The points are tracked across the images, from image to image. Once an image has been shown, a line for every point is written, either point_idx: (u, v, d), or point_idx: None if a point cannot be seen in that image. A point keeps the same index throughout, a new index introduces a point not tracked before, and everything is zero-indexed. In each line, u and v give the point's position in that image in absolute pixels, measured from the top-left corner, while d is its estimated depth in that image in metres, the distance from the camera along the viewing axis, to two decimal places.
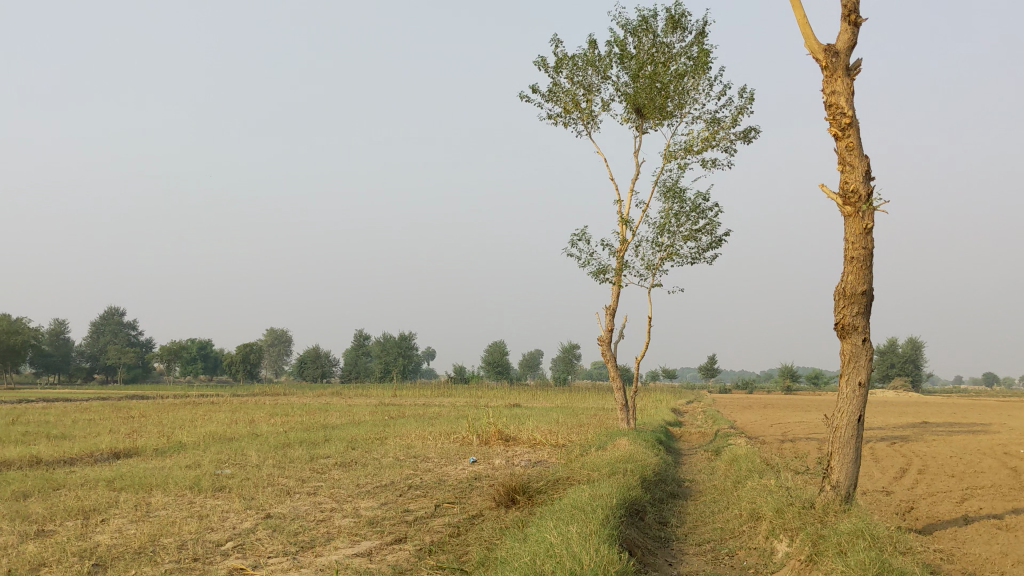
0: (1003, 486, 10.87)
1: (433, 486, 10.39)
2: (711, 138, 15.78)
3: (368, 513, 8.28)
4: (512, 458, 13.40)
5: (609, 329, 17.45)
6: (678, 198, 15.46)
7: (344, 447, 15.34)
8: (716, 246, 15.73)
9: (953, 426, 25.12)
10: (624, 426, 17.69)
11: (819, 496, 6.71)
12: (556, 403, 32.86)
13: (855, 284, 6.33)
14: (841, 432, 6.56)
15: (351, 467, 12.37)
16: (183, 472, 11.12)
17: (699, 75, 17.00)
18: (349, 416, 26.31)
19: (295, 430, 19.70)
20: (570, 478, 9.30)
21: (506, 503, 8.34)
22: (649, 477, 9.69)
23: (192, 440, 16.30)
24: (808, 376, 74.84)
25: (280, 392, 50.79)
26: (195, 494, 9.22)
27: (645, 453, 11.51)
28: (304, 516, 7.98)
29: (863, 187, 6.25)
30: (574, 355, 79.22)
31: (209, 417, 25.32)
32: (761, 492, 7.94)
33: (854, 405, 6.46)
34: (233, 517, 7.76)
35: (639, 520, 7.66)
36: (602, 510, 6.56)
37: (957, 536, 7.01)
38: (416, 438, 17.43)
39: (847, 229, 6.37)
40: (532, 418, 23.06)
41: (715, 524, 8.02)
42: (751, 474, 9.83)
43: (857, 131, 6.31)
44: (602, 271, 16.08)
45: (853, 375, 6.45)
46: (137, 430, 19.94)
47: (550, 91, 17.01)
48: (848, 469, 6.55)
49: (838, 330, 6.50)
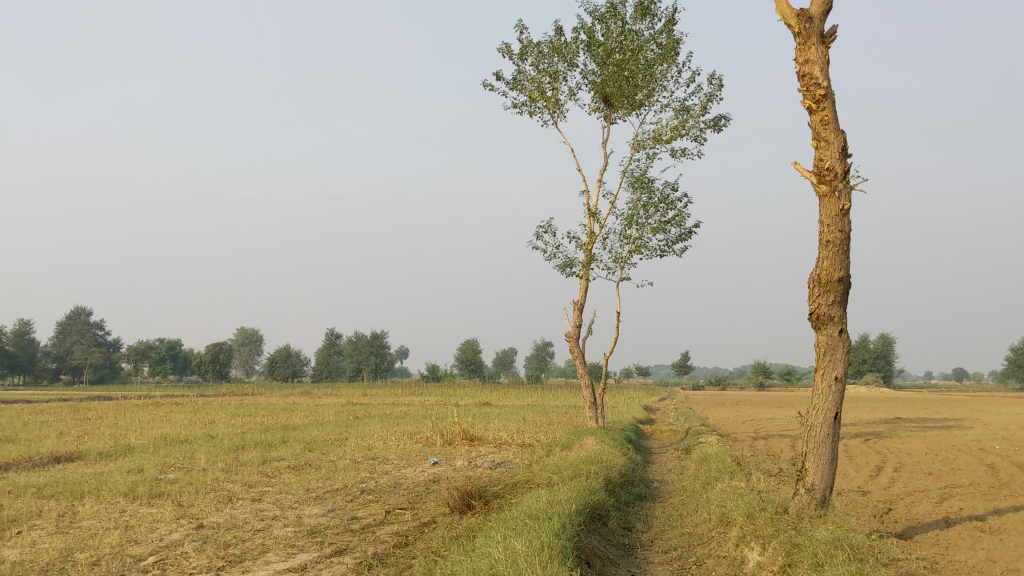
0: (982, 484, 10.49)
1: (387, 490, 9.82)
2: (679, 126, 15.30)
3: (312, 522, 7.70)
4: (475, 459, 12.86)
5: (576, 325, 16.94)
6: (646, 188, 14.97)
7: (301, 449, 14.73)
8: (685, 238, 15.24)
9: (926, 422, 24.84)
10: (592, 424, 17.21)
11: (793, 499, 6.22)
12: (527, 401, 32.46)
13: (830, 270, 5.82)
14: (816, 431, 6.06)
15: (305, 470, 11.77)
16: (124, 477, 10.48)
17: (668, 63, 16.50)
18: (314, 416, 25.56)
19: (254, 431, 19.01)
20: (530, 481, 8.76)
21: (462, 508, 7.79)
22: (615, 478, 9.18)
23: (142, 443, 15.60)
24: (781, 373, 74.80)
25: (248, 392, 49.79)
26: (128, 502, 8.59)
27: (613, 454, 10.98)
28: (240, 526, 7.38)
29: (838, 164, 5.75)
30: (547, 353, 78.67)
31: (169, 418, 24.60)
32: (731, 496, 7.44)
33: (830, 401, 5.96)
34: (163, 528, 7.16)
35: (600, 526, 7.12)
36: (558, 517, 6.01)
37: (939, 540, 6.56)
38: (378, 438, 16.84)
39: (823, 210, 5.85)
40: (501, 416, 22.54)
41: (682, 529, 7.53)
42: (721, 474, 9.32)
43: (833, 103, 5.82)
44: (569, 264, 15.56)
45: (829, 369, 5.95)
46: (88, 433, 19.17)
47: (514, 79, 16.46)
48: (824, 471, 6.04)
49: (814, 320, 6.01)
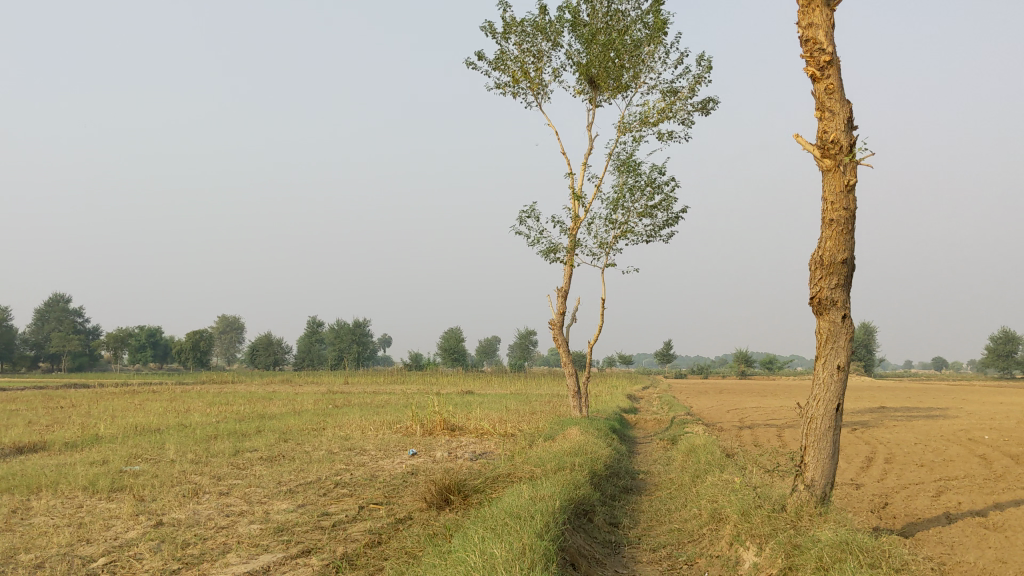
0: (977, 476, 10.15)
1: (362, 484, 9.39)
2: (667, 109, 14.89)
3: (280, 519, 7.26)
4: (455, 450, 12.45)
5: (560, 312, 16.54)
6: (633, 172, 14.56)
7: (276, 439, 14.27)
8: (672, 223, 14.85)
9: (910, 410, 24.72)
10: (577, 413, 16.84)
11: (791, 496, 5.84)
12: (510, 390, 32.12)
13: (833, 252, 5.42)
14: (817, 423, 5.67)
15: (277, 462, 11.32)
16: (86, 469, 10.00)
17: (655, 44, 16.08)
18: (292, 405, 25.05)
19: (229, 420, 18.52)
20: (511, 475, 8.34)
21: (439, 503, 7.39)
22: (600, 471, 8.80)
23: (111, 433, 15.08)
24: (762, 361, 74.77)
25: (229, 380, 49.23)
26: (85, 497, 8.11)
27: (598, 445, 10.60)
28: (202, 523, 6.94)
29: (844, 136, 5.34)
30: (531, 341, 78.28)
31: (144, 407, 24.06)
32: (723, 490, 7.07)
33: (832, 391, 5.57)
34: (118, 526, 6.71)
35: (585, 523, 6.73)
36: (540, 516, 5.60)
37: (943, 538, 6.20)
38: (356, 428, 16.38)
39: (826, 185, 5.44)
40: (481, 406, 22.17)
41: (671, 525, 7.16)
42: (710, 467, 8.94)
43: (839, 70, 5.40)
44: (553, 250, 15.15)
45: (831, 358, 5.56)
46: (57, 422, 18.62)
47: (497, 58, 15.99)
48: (825, 466, 5.66)
49: (815, 305, 5.61)
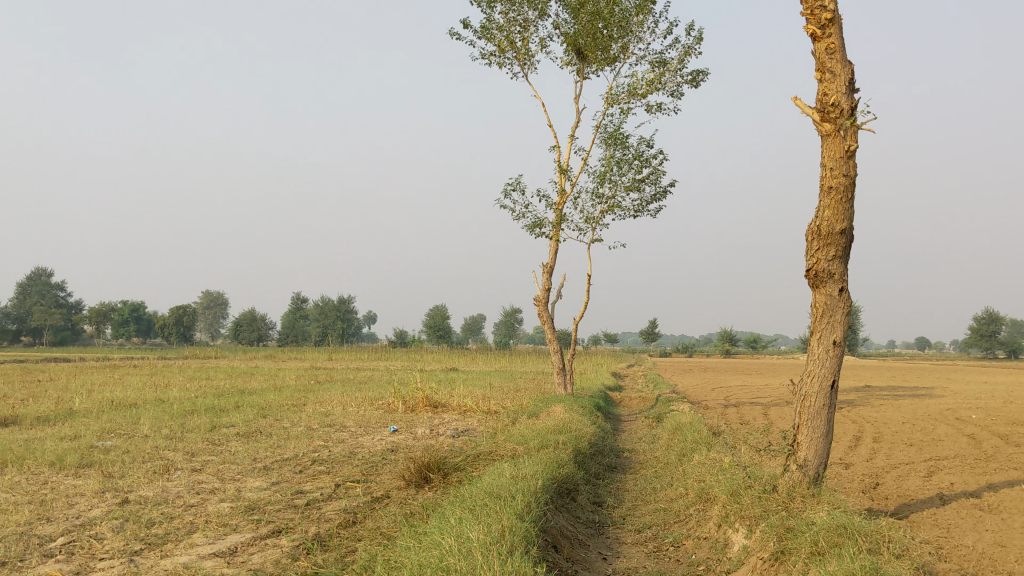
0: (968, 456, 9.97)
1: (340, 461, 9.14)
2: (655, 80, 14.59)
3: (252, 497, 6.99)
4: (437, 427, 12.21)
5: (545, 288, 16.28)
6: (621, 145, 14.27)
7: (254, 415, 13.97)
8: (660, 197, 14.59)
9: (895, 390, 24.62)
10: (561, 390, 16.62)
11: (782, 477, 5.62)
12: (494, 367, 31.90)
13: (831, 221, 5.17)
14: (811, 401, 5.44)
15: (254, 438, 11.03)
16: (55, 444, 9.68)
17: (644, 14, 15.75)
18: (274, 381, 24.68)
19: (208, 395, 18.21)
20: (493, 453, 8.09)
21: (418, 482, 7.15)
22: (584, 449, 8.58)
23: (85, 407, 14.75)
24: (746, 340, 74.81)
25: (212, 356, 48.86)
26: (51, 473, 7.81)
27: (582, 422, 10.37)
28: (170, 501, 6.66)
29: (845, 100, 5.07)
30: (516, 319, 78.04)
31: (123, 381, 23.70)
32: (711, 470, 6.86)
33: (827, 367, 5.34)
34: (82, 504, 6.41)
35: (568, 502, 6.50)
36: (521, 496, 5.36)
37: (938, 521, 6.00)
38: (338, 404, 16.13)
39: (825, 151, 5.18)
40: (465, 382, 21.94)
41: (656, 504, 6.94)
42: (697, 445, 8.72)
43: (840, 29, 5.12)
44: (538, 224, 14.86)
45: (827, 333, 5.33)
46: (32, 395, 18.24)
47: (482, 28, 15.63)
48: (818, 446, 5.43)
49: (812, 277, 5.37)
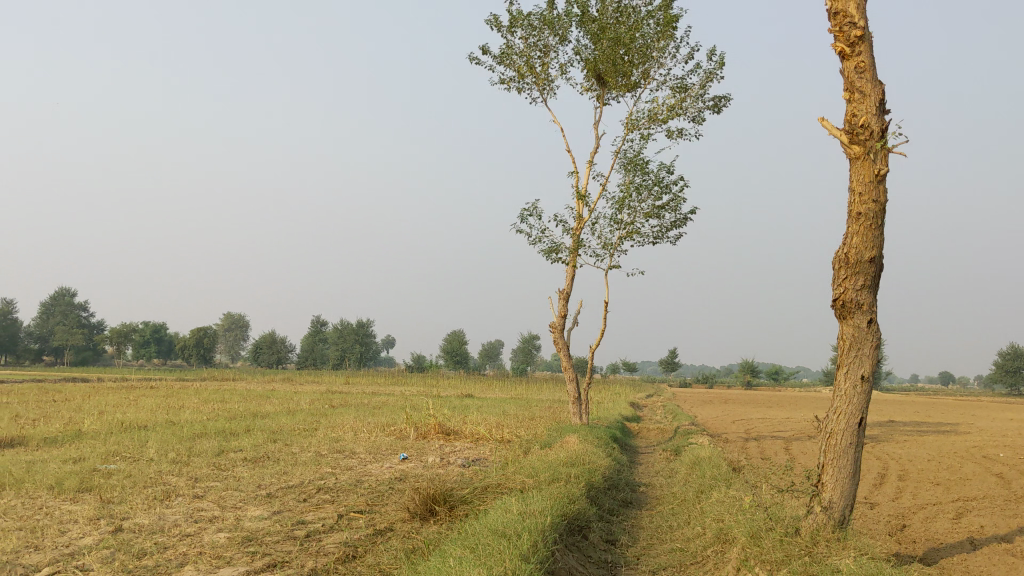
0: (999, 498, 9.58)
1: (346, 489, 8.87)
2: (677, 106, 14.38)
3: (252, 527, 6.73)
4: (448, 455, 11.93)
5: (562, 315, 16.02)
6: (640, 171, 14.04)
7: (264, 439, 13.75)
8: (680, 224, 14.33)
9: (920, 425, 24.06)
10: (577, 420, 16.31)
11: (806, 519, 5.31)
12: (511, 394, 31.58)
13: (860, 249, 4.90)
14: (837, 438, 5.13)
15: (261, 464, 10.79)
16: (57, 466, 9.48)
17: (665, 40, 15.57)
18: (288, 404, 24.48)
19: (220, 418, 18.02)
20: (502, 485, 7.81)
21: (423, 515, 6.88)
22: (598, 483, 8.28)
23: (94, 428, 14.56)
24: (767, 372, 74.00)
25: (230, 378, 48.88)
26: (47, 498, 7.59)
27: (596, 454, 10.07)
28: (165, 529, 6.41)
29: (876, 121, 4.82)
30: (534, 346, 77.65)
31: (137, 402, 23.56)
32: (730, 509, 6.55)
33: (855, 404, 5.05)
34: (74, 531, 6.16)
35: (578, 541, 6.21)
36: (527, 535, 5.08)
37: (970, 568, 5.67)
38: (349, 429, 15.88)
39: (853, 174, 4.93)
40: (480, 409, 21.67)
41: (672, 544, 6.64)
42: (716, 482, 8.40)
43: (870, 46, 4.88)
44: (555, 250, 14.63)
45: (854, 367, 5.04)
46: (43, 415, 18.12)
47: (502, 53, 15.49)
48: (844, 487, 5.13)
49: (838, 308, 5.10)
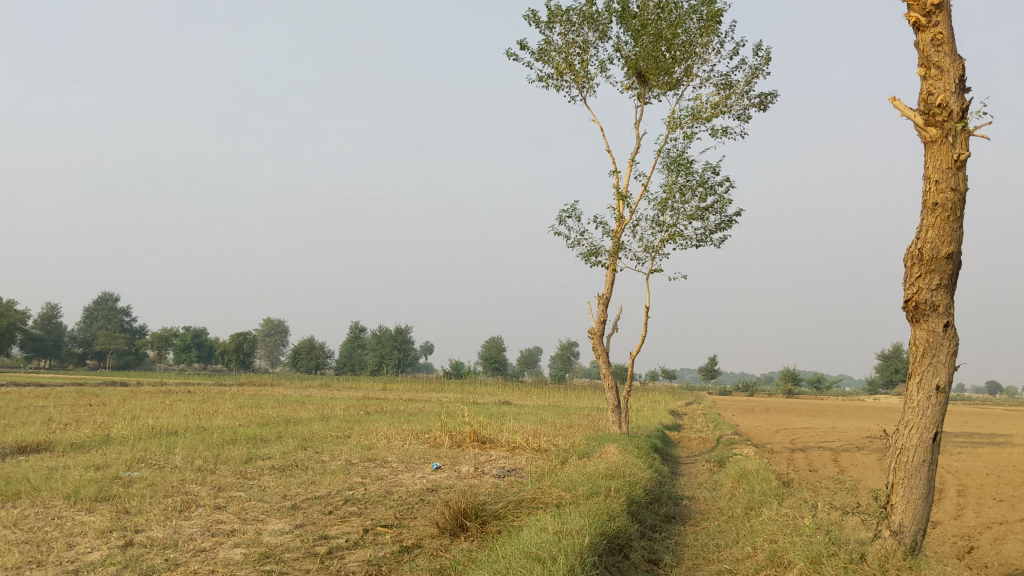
0: None
1: (375, 501, 8.49)
2: (721, 103, 13.87)
3: (271, 542, 6.34)
4: (483, 465, 11.50)
5: (601, 320, 15.54)
6: (684, 170, 13.54)
7: (294, 447, 13.41)
8: (725, 226, 13.79)
9: (973, 436, 23.18)
10: (616, 429, 15.80)
11: (873, 543, 4.81)
12: (549, 401, 31.07)
13: (936, 244, 4.42)
14: (909, 456, 4.62)
15: (288, 472, 10.44)
16: (80, 474, 9.21)
17: (709, 36, 15.06)
18: (322, 410, 24.23)
19: (252, 424, 17.75)
20: (538, 499, 7.36)
21: (453, 530, 6.47)
22: (640, 497, 7.83)
23: (124, 434, 14.31)
24: (810, 380, 72.54)
25: (268, 383, 48.80)
26: (63, 507, 7.30)
27: (637, 466, 9.56)
28: (180, 544, 6.06)
29: (955, 99, 4.37)
30: (572, 353, 77.00)
31: (173, 407, 23.41)
32: (785, 530, 6.05)
33: (928, 417, 4.55)
34: (81, 545, 5.82)
35: (618, 562, 5.76)
36: (563, 558, 4.62)
37: None
38: (382, 437, 15.53)
39: (930, 159, 4.48)
40: (515, 416, 21.21)
41: (721, 564, 6.15)
42: (767, 498, 7.89)
43: (949, 18, 4.44)
44: (594, 253, 14.16)
45: (929, 377, 4.55)
46: (76, 420, 17.98)
47: (540, 49, 15.08)
48: (917, 509, 4.61)
49: (911, 310, 4.61)
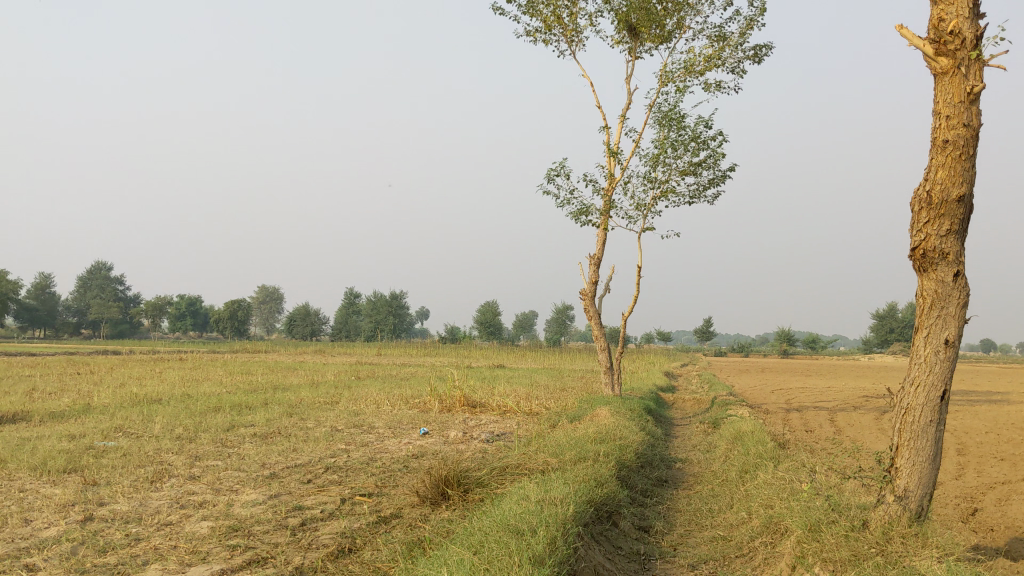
0: None
1: (358, 468, 8.19)
2: (715, 56, 13.42)
3: (242, 514, 6.03)
4: (472, 430, 11.22)
5: (592, 281, 15.18)
6: (677, 125, 13.13)
7: (280, 414, 13.11)
8: (718, 182, 13.40)
9: (971, 394, 22.97)
10: (609, 391, 15.53)
11: (875, 510, 4.51)
12: (544, 364, 30.87)
13: (946, 186, 4.11)
14: (915, 416, 4.31)
15: (270, 440, 10.13)
16: (52, 445, 8.88)
17: None
18: (314, 376, 23.90)
19: (240, 391, 17.45)
20: (523, 465, 7.05)
21: (435, 499, 6.17)
22: (631, 461, 7.53)
23: (105, 403, 13.98)
24: (806, 340, 72.46)
25: (262, 350, 48.43)
26: (29, 479, 6.97)
27: (628, 428, 9.27)
28: (144, 518, 5.74)
29: (968, 26, 4.08)
30: (567, 316, 76.78)
31: (162, 375, 23.10)
32: (782, 494, 5.75)
33: (936, 375, 4.23)
34: (39, 521, 5.50)
35: (606, 530, 5.46)
36: (544, 530, 4.31)
37: None
38: (371, 402, 15.24)
39: (941, 93, 4.19)
40: (509, 380, 20.92)
41: (714, 531, 5.85)
42: (763, 460, 7.60)
43: None
44: (584, 212, 13.78)
45: (937, 331, 4.22)
46: (60, 389, 17.61)
47: (527, 2, 14.58)
48: (924, 473, 4.30)
49: (918, 259, 4.29)
